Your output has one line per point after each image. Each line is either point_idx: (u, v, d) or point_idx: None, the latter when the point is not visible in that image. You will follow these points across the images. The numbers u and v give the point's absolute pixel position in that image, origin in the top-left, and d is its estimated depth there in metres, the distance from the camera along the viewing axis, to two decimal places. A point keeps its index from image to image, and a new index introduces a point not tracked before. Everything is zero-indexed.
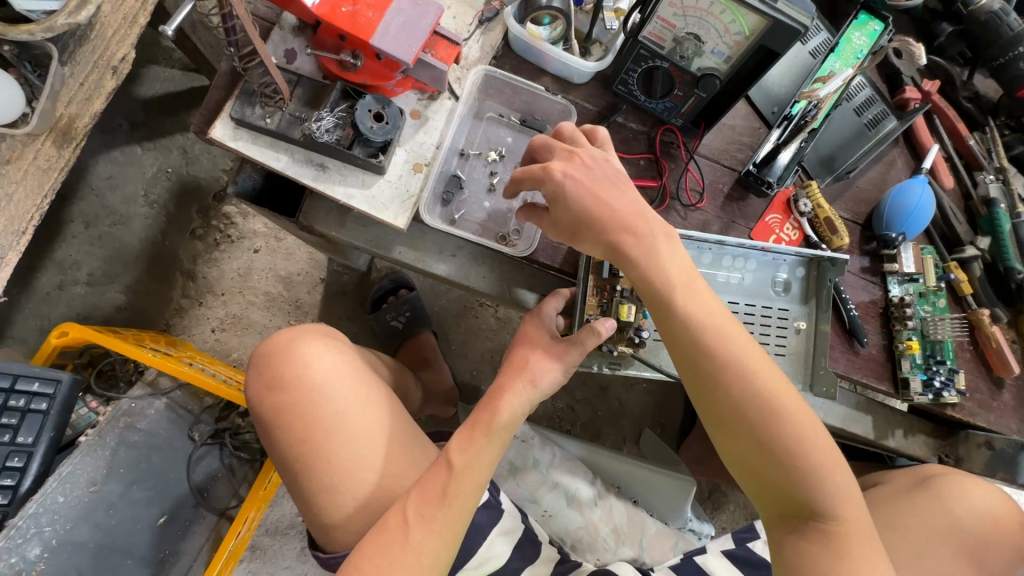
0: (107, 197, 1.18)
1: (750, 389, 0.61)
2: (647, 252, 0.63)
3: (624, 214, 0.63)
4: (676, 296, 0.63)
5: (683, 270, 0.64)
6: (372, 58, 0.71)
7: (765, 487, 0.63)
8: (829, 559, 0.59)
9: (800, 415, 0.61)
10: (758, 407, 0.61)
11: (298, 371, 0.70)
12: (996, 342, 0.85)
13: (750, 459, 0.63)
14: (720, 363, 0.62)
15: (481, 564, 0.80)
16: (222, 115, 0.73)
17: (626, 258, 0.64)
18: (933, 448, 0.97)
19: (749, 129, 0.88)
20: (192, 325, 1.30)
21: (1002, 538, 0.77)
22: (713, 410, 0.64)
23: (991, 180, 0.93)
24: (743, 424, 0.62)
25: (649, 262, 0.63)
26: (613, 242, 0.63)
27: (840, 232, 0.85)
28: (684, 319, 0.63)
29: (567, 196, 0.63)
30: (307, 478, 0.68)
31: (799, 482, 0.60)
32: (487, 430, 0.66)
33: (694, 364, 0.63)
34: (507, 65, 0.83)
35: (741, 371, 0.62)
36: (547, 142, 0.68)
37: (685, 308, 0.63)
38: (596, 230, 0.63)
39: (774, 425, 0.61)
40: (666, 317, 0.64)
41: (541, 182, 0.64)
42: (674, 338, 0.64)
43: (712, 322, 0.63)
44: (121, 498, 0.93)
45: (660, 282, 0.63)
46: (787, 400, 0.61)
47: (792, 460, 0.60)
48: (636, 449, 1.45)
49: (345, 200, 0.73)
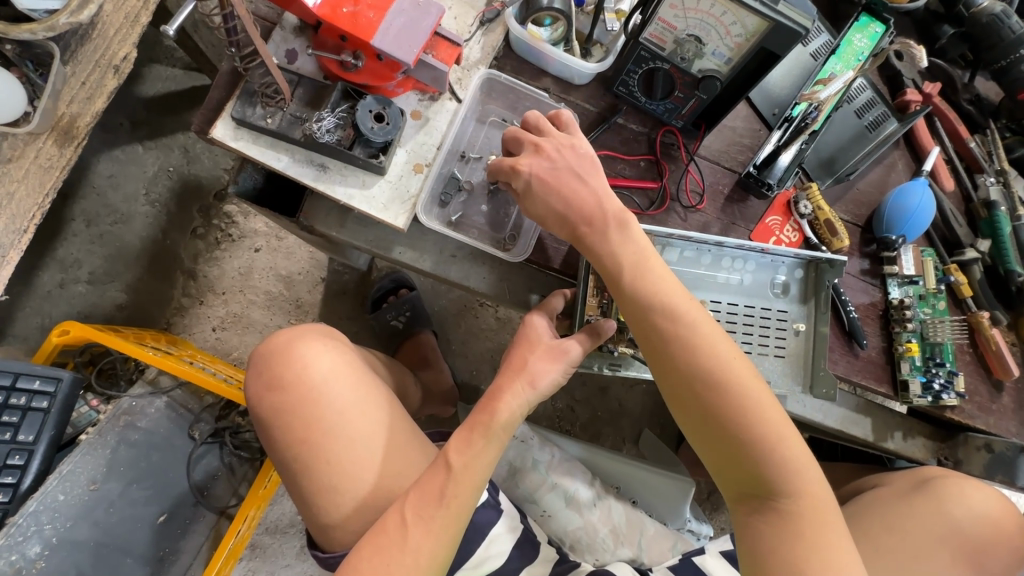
0: (109, 195, 1.18)
1: (700, 365, 0.62)
2: (607, 235, 0.66)
3: (583, 205, 0.66)
4: (627, 275, 0.65)
5: (639, 250, 0.65)
6: (373, 58, 0.71)
7: (723, 466, 0.63)
8: (786, 539, 0.59)
9: (752, 392, 0.61)
10: (708, 381, 0.62)
11: (299, 372, 0.70)
12: (996, 345, 0.85)
13: (704, 436, 0.64)
14: (670, 338, 0.63)
15: (479, 564, 0.81)
16: (223, 114, 0.73)
17: (585, 243, 0.67)
18: (932, 450, 0.96)
19: (749, 131, 0.88)
20: (192, 323, 1.30)
21: (1001, 541, 0.77)
22: (668, 389, 0.65)
23: (992, 183, 0.92)
24: (694, 400, 0.63)
25: (603, 245, 0.65)
26: (573, 231, 0.67)
27: (840, 234, 0.85)
28: (635, 296, 0.64)
29: (532, 192, 0.66)
30: (307, 478, 0.68)
31: (751, 458, 0.61)
32: (486, 431, 0.66)
33: (646, 342, 0.64)
34: (508, 66, 0.83)
35: (692, 346, 0.62)
36: (515, 132, 0.68)
37: (636, 287, 0.64)
38: (559, 219, 0.67)
39: (725, 400, 0.61)
40: (619, 296, 0.65)
41: (511, 180, 0.67)
42: (629, 315, 0.65)
43: (662, 297, 0.64)
44: (121, 497, 0.93)
45: (611, 263, 0.65)
46: (737, 376, 0.62)
47: (741, 435, 0.61)
48: (635, 449, 1.45)
49: (345, 200, 0.73)
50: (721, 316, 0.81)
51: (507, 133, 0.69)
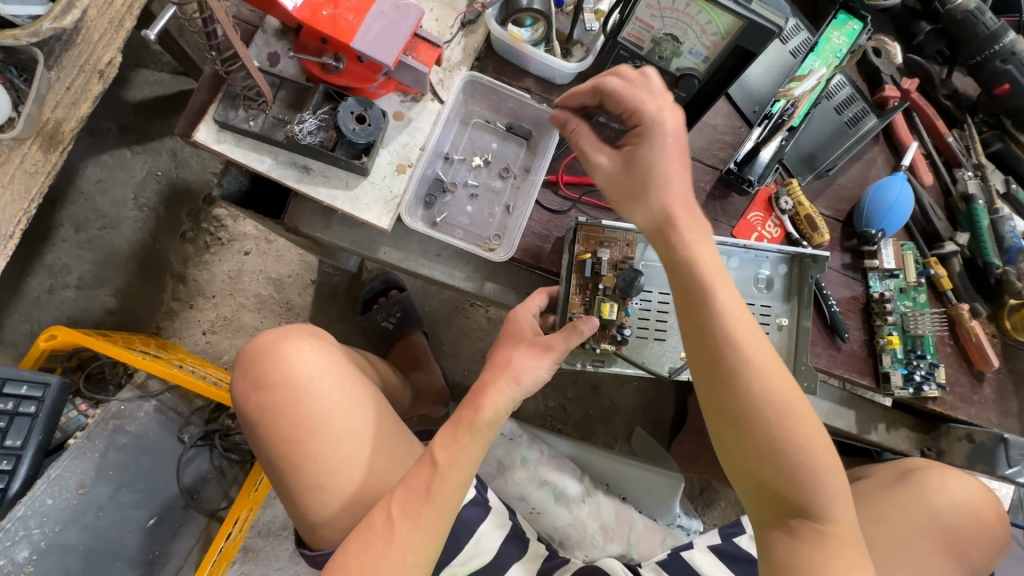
0: (97, 200, 1.21)
1: (772, 390, 0.59)
2: (692, 241, 0.60)
3: (684, 195, 0.61)
4: (711, 288, 0.59)
5: (716, 268, 0.61)
6: (354, 60, 0.71)
7: (761, 486, 0.61)
8: (820, 558, 0.58)
9: (811, 421, 0.60)
10: (775, 407, 0.59)
11: (284, 371, 0.70)
12: (975, 337, 0.87)
13: (753, 460, 0.60)
14: (748, 363, 0.59)
15: (468, 560, 0.81)
16: (206, 117, 0.73)
17: (669, 240, 0.61)
18: (915, 442, 0.97)
19: (730, 128, 0.89)
20: (183, 327, 1.30)
21: (982, 529, 0.78)
22: (727, 411, 0.60)
23: (970, 177, 0.93)
24: (757, 425, 0.59)
25: (687, 251, 0.60)
26: (671, 216, 0.60)
27: (820, 229, 0.86)
28: (717, 315, 0.59)
29: (660, 150, 0.60)
30: (295, 477, 0.68)
31: (800, 484, 0.59)
32: (471, 427, 0.67)
33: (717, 362, 0.60)
34: (489, 67, 0.84)
35: (764, 371, 0.59)
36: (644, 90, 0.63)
37: (719, 305, 0.59)
38: (663, 194, 0.60)
39: (790, 427, 0.59)
40: (699, 310, 0.60)
41: (645, 125, 0.60)
42: (703, 331, 0.60)
43: (741, 319, 0.60)
44: (110, 501, 0.93)
45: (694, 273, 0.60)
46: (801, 409, 0.59)
47: (797, 463, 0.59)
48: (627, 447, 1.46)
49: (329, 201, 0.74)
50: None
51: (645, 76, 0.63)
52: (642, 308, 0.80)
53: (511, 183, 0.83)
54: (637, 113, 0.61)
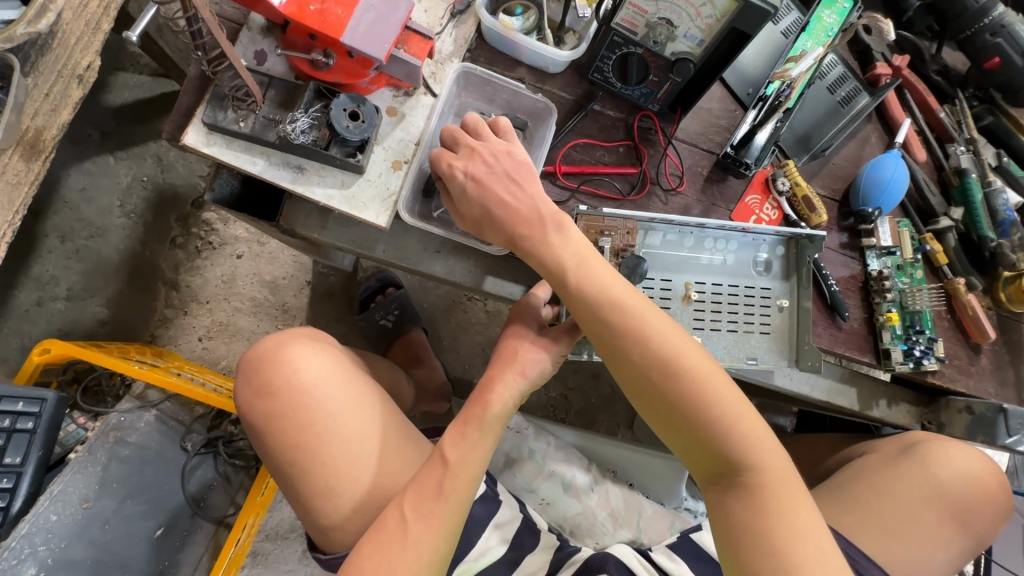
0: (83, 209, 1.14)
1: (649, 352, 0.63)
2: (541, 241, 0.67)
3: (519, 210, 0.68)
4: (569, 274, 0.66)
5: (576, 252, 0.67)
6: (344, 56, 0.69)
7: (685, 445, 0.64)
8: (753, 509, 0.60)
9: (703, 373, 0.63)
10: (658, 366, 0.63)
11: (288, 375, 0.68)
12: (972, 310, 0.88)
13: (663, 419, 0.65)
14: (620, 334, 0.64)
15: (480, 555, 0.81)
16: (194, 120, 0.71)
17: (526, 248, 0.68)
18: (915, 415, 0.96)
19: (725, 112, 0.88)
20: (178, 334, 1.34)
21: (984, 500, 0.79)
22: (623, 379, 0.66)
23: (963, 151, 0.93)
24: (648, 386, 0.64)
25: (545, 250, 0.67)
26: (511, 237, 0.69)
27: (817, 210, 0.86)
28: (583, 297, 0.66)
29: (468, 195, 0.68)
30: (304, 482, 0.67)
31: (708, 436, 0.62)
32: (480, 423, 0.66)
33: (598, 337, 0.66)
34: (481, 58, 0.83)
35: (637, 336, 0.64)
36: (454, 132, 0.70)
37: (583, 286, 0.66)
38: (495, 225, 0.69)
39: (677, 383, 0.62)
40: (568, 296, 0.67)
41: (446, 182, 0.69)
42: (578, 314, 0.67)
43: (607, 294, 0.65)
44: (115, 514, 0.92)
45: (556, 268, 0.67)
46: (684, 365, 0.63)
47: (697, 416, 0.62)
48: (630, 433, 1.48)
49: (325, 201, 0.73)
50: (707, 296, 0.83)
51: (447, 131, 0.71)
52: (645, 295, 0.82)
53: None
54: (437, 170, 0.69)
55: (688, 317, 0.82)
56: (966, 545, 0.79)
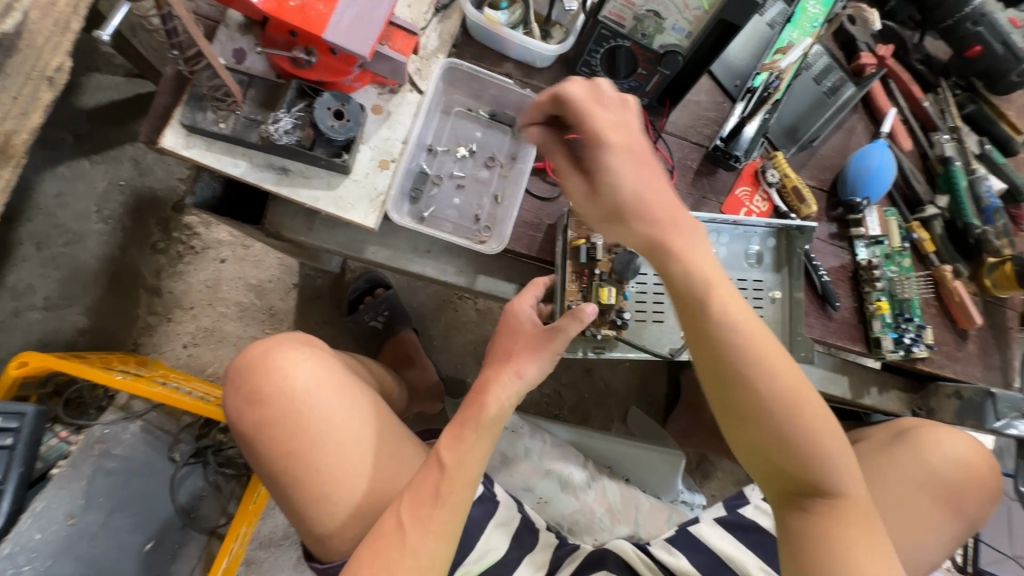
0: (58, 215, 1.12)
1: (774, 381, 0.54)
2: (685, 244, 0.52)
3: (664, 203, 0.51)
4: (709, 290, 0.53)
5: (712, 265, 0.53)
6: (327, 53, 0.68)
7: (777, 473, 0.58)
8: (836, 536, 0.56)
9: (821, 409, 0.56)
10: (784, 398, 0.54)
11: (278, 381, 0.67)
12: (959, 296, 0.89)
13: (766, 450, 0.57)
14: (752, 364, 0.54)
15: (481, 557, 0.80)
16: (172, 121, 0.69)
17: (658, 249, 0.52)
18: (906, 402, 0.97)
19: (713, 104, 0.88)
20: (162, 342, 1.30)
21: (976, 483, 0.80)
22: (730, 404, 0.56)
23: (947, 140, 0.94)
24: (767, 418, 0.55)
25: (680, 256, 0.52)
26: (652, 235, 0.51)
27: (808, 200, 0.86)
28: (718, 319, 0.53)
29: (618, 172, 0.50)
30: (298, 491, 0.66)
31: (812, 469, 0.56)
32: (476, 425, 0.65)
33: (717, 359, 0.54)
34: (467, 54, 0.81)
35: (763, 363, 0.54)
36: (598, 94, 0.52)
37: (718, 304, 0.53)
38: (642, 214, 0.51)
39: (797, 418, 0.54)
40: (697, 312, 0.53)
41: (591, 151, 0.52)
42: (699, 331, 0.54)
43: (739, 315, 0.53)
44: (103, 528, 0.88)
45: (688, 278, 0.52)
46: (807, 399, 0.55)
47: (806, 451, 0.55)
48: (623, 427, 1.49)
49: (312, 203, 0.71)
50: None
51: (578, 91, 0.53)
52: (638, 292, 0.81)
53: (499, 172, 0.80)
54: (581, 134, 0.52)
55: None
56: (960, 528, 0.80)
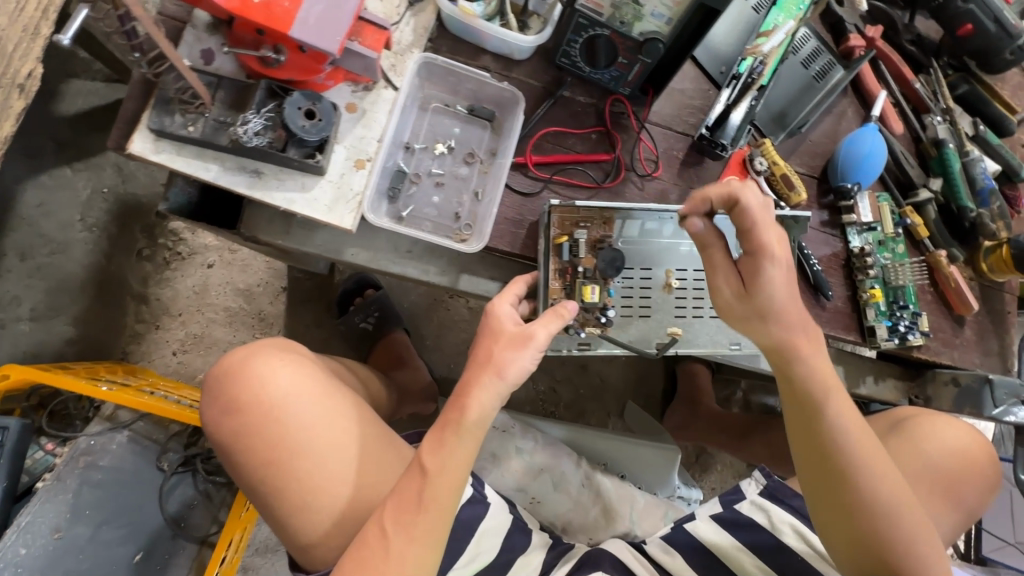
0: (42, 224, 1.10)
1: (877, 482, 0.64)
2: (812, 353, 0.65)
3: (796, 323, 0.64)
4: (823, 397, 0.65)
5: (830, 375, 0.66)
6: (296, 51, 0.65)
7: (867, 564, 0.66)
8: None
9: (916, 510, 0.65)
10: (887, 498, 0.64)
11: (255, 390, 0.65)
12: (955, 282, 0.88)
13: (858, 543, 0.66)
14: (853, 463, 0.65)
15: (472, 560, 0.78)
16: (140, 127, 0.67)
17: (789, 360, 0.65)
18: (902, 391, 0.95)
19: (699, 92, 0.86)
20: (152, 349, 1.29)
21: (974, 472, 0.78)
22: (831, 495, 0.66)
23: (939, 122, 0.91)
24: (866, 513, 0.65)
25: (814, 369, 0.65)
26: (785, 345, 0.65)
27: (797, 188, 0.84)
28: (831, 422, 0.65)
29: (768, 287, 0.63)
30: (280, 501, 0.65)
31: (900, 563, 0.65)
32: (458, 428, 0.64)
33: (824, 454, 0.66)
34: (443, 47, 0.79)
35: (871, 466, 0.65)
36: (755, 218, 0.61)
37: (830, 410, 0.65)
38: (778, 325, 0.64)
39: (893, 517, 0.64)
40: (811, 413, 0.66)
41: (753, 263, 0.63)
42: (812, 432, 0.66)
43: (852, 422, 0.65)
44: (91, 541, 0.88)
45: (810, 388, 0.65)
46: (904, 502, 0.65)
47: (898, 547, 0.64)
48: (620, 422, 1.48)
49: (286, 206, 0.69)
50: (689, 284, 0.81)
51: (756, 203, 0.61)
52: (625, 285, 0.80)
53: (478, 169, 0.79)
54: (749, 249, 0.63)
55: (670, 307, 0.80)
56: (959, 519, 0.78)
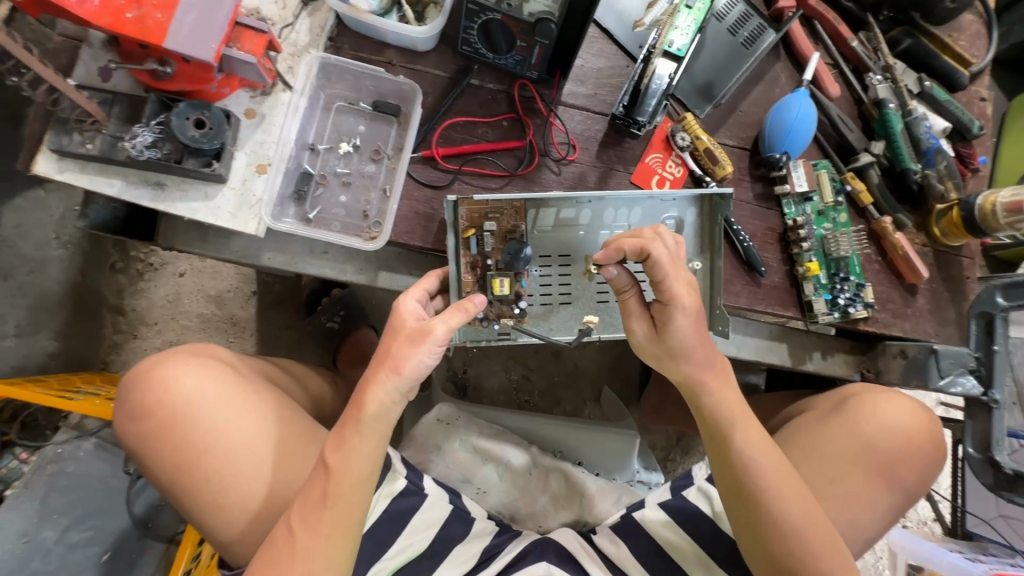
0: (19, 244, 1.14)
1: (783, 502, 0.66)
2: (715, 382, 0.69)
3: (698, 359, 0.68)
4: (729, 425, 0.69)
5: (736, 402, 0.70)
6: (183, 62, 0.66)
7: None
8: None
9: (826, 526, 0.67)
10: (795, 518, 0.66)
11: (162, 397, 0.67)
12: (902, 249, 0.83)
13: (772, 558, 0.68)
14: (759, 485, 0.67)
15: (401, 552, 0.80)
16: (42, 147, 0.69)
17: (695, 388, 0.70)
18: (853, 365, 0.92)
19: (616, 69, 0.84)
20: (130, 358, 1.33)
21: (915, 452, 0.75)
22: (743, 514, 0.68)
23: (880, 81, 0.85)
24: (777, 531, 0.67)
25: (716, 396, 0.69)
26: (690, 378, 0.69)
27: (721, 162, 0.81)
28: (736, 445, 0.68)
29: (674, 327, 0.66)
30: (195, 500, 0.67)
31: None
32: (357, 426, 0.64)
33: (734, 476, 0.68)
34: (345, 45, 0.78)
35: (778, 486, 0.67)
36: (663, 269, 0.63)
37: (735, 432, 0.68)
38: (689, 358, 0.68)
39: (802, 534, 0.66)
40: (718, 436, 0.69)
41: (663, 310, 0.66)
42: (720, 454, 0.70)
43: (758, 443, 0.68)
44: (57, 544, 0.93)
45: (713, 414, 0.70)
46: (812, 519, 0.66)
47: (807, 562, 0.66)
48: (596, 408, 1.46)
49: (190, 215, 0.71)
50: None
51: (661, 255, 0.63)
52: (543, 277, 0.78)
53: (386, 165, 0.78)
54: (664, 292, 0.65)
55: (592, 293, 0.79)
56: (900, 499, 0.75)
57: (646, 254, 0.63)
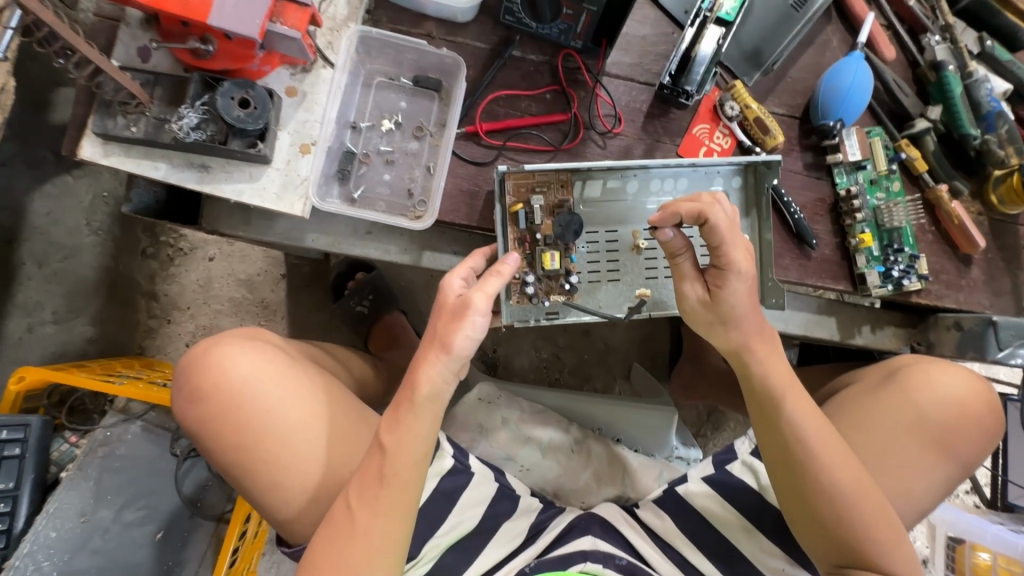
0: (52, 233, 1.09)
1: (834, 473, 0.66)
2: (764, 351, 0.68)
3: (747, 333, 0.67)
4: (780, 394, 0.68)
5: (786, 373, 0.69)
6: (224, 39, 0.65)
7: (833, 549, 0.68)
8: None
9: (877, 497, 0.67)
10: (845, 488, 0.66)
11: (215, 378, 0.68)
12: (958, 219, 0.80)
13: (821, 529, 0.68)
14: (810, 456, 0.66)
15: (451, 529, 0.81)
16: (87, 132, 0.68)
17: (745, 360, 0.69)
18: (902, 338, 0.90)
19: (661, 36, 0.81)
20: (165, 343, 1.33)
21: (968, 424, 0.74)
22: (792, 485, 0.68)
23: (938, 42, 0.82)
24: (828, 502, 0.66)
25: (765, 367, 0.69)
26: (740, 348, 0.68)
27: (772, 131, 0.78)
28: (786, 417, 0.67)
29: (728, 293, 0.66)
30: (252, 480, 0.68)
31: (863, 548, 0.66)
32: (412, 406, 0.64)
33: (785, 447, 0.68)
34: (383, 18, 0.76)
35: (828, 457, 0.66)
36: (719, 232, 0.63)
37: (787, 404, 0.67)
38: (741, 327, 0.67)
39: (853, 505, 0.66)
40: (769, 407, 0.68)
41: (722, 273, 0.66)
42: (770, 425, 0.69)
43: (809, 415, 0.68)
44: (115, 522, 0.95)
45: (765, 385, 0.69)
46: (863, 490, 0.66)
47: (859, 533, 0.66)
48: (626, 384, 1.46)
49: (236, 197, 0.70)
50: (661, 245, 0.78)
51: (721, 215, 0.63)
52: (591, 250, 0.77)
53: (429, 142, 0.77)
54: (721, 256, 0.64)
55: (640, 269, 0.78)
56: (952, 471, 0.74)
57: (705, 217, 0.62)
